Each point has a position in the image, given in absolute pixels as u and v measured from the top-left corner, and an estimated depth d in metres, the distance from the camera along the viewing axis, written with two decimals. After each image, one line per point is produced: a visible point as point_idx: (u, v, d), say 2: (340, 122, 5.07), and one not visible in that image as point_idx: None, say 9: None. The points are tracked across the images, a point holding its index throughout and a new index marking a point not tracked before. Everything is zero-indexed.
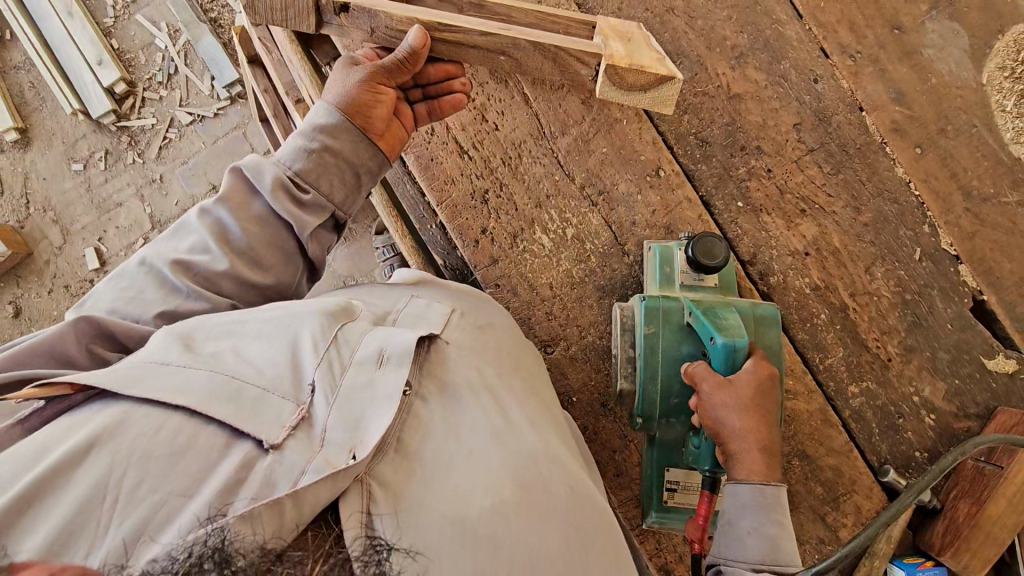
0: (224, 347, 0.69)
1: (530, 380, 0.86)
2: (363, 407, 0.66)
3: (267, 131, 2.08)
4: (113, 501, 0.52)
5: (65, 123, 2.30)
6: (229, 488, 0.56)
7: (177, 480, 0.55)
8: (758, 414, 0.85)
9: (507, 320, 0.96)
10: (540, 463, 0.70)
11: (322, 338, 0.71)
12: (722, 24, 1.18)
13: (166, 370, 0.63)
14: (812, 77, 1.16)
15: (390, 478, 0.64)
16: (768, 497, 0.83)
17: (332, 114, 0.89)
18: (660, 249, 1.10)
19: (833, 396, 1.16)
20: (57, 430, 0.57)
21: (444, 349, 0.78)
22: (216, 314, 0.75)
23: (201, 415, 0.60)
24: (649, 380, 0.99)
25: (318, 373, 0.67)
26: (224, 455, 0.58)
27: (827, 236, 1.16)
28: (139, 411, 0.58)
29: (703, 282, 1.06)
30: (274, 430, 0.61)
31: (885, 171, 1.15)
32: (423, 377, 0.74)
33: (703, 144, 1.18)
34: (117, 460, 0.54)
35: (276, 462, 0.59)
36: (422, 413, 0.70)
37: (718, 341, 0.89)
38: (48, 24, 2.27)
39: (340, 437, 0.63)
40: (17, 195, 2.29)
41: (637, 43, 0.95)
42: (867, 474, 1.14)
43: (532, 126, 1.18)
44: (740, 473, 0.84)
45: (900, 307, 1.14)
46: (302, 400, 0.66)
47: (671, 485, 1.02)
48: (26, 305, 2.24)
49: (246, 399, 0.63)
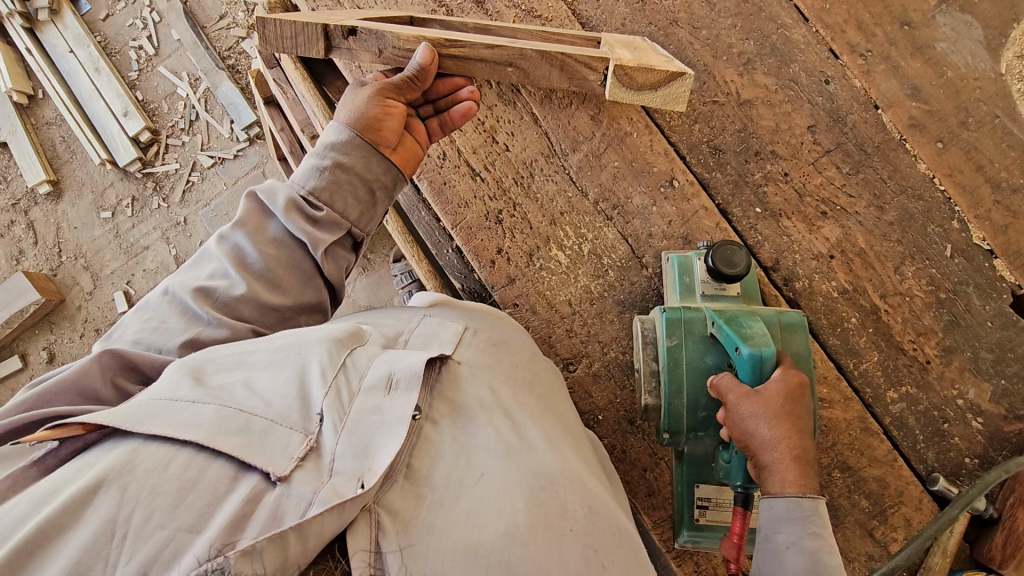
0: (235, 379, 0.69)
1: (547, 396, 0.84)
2: (372, 434, 0.65)
3: (285, 168, 2.12)
4: (123, 538, 0.51)
5: (95, 173, 2.39)
6: (236, 522, 0.54)
7: (186, 516, 0.54)
8: (789, 423, 0.82)
9: (524, 336, 0.94)
10: (556, 483, 0.68)
11: (330, 365, 0.70)
12: (726, 32, 1.18)
13: (176, 405, 0.63)
14: (823, 78, 1.15)
15: (399, 505, 0.62)
16: (806, 510, 0.79)
17: (348, 133, 0.90)
18: (678, 260, 1.09)
19: (871, 403, 1.10)
20: (70, 470, 0.57)
21: (456, 369, 0.77)
22: (228, 346, 0.75)
23: (210, 449, 0.59)
24: (674, 394, 0.96)
25: (326, 402, 0.66)
26: (230, 489, 0.57)
27: (851, 237, 1.12)
28: (148, 448, 0.58)
29: (725, 292, 1.04)
30: (281, 462, 0.61)
31: (907, 168, 1.12)
32: (434, 399, 0.73)
33: (716, 152, 1.16)
34: (127, 497, 0.53)
35: (284, 494, 0.58)
36: (432, 436, 0.69)
37: (744, 351, 0.86)
38: (77, 81, 2.38)
39: (349, 466, 0.62)
40: (50, 244, 2.37)
41: (650, 53, 0.96)
42: (914, 484, 1.08)
43: (542, 144, 1.18)
44: (773, 486, 0.81)
45: (935, 307, 1.10)
46: (310, 430, 0.65)
47: (701, 502, 0.99)
48: (59, 351, 2.30)
49: (253, 431, 0.62)
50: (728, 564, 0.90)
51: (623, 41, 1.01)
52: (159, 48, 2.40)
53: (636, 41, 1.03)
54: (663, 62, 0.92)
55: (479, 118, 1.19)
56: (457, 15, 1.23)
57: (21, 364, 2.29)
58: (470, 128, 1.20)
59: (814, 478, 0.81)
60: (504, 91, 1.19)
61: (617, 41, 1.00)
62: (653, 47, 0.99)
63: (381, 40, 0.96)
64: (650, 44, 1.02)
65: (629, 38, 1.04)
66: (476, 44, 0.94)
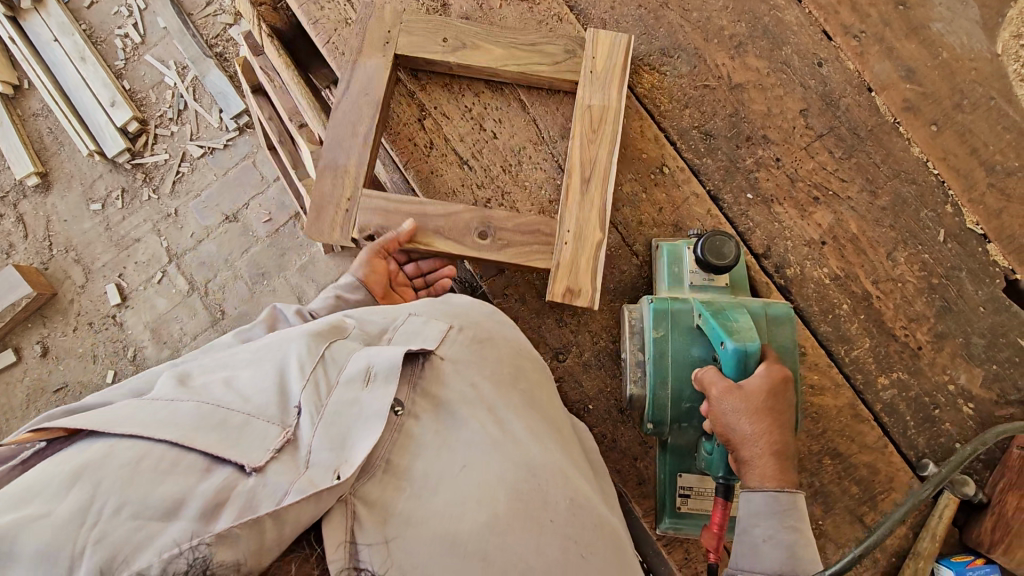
0: (217, 378, 0.69)
1: (534, 390, 0.83)
2: (350, 427, 0.65)
3: (276, 157, 2.10)
4: (93, 527, 0.50)
5: (83, 165, 2.37)
6: (210, 510, 0.54)
7: (158, 504, 0.53)
8: (771, 418, 0.82)
9: (516, 331, 0.91)
10: (540, 476, 0.68)
11: (308, 359, 0.70)
12: (718, 14, 1.16)
13: (157, 404, 0.63)
14: (816, 60, 1.14)
15: (376, 496, 0.62)
16: (784, 504, 0.80)
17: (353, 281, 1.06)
18: (669, 248, 1.08)
19: (861, 389, 1.09)
20: (44, 467, 0.56)
21: (439, 365, 0.76)
22: (214, 356, 0.75)
23: (183, 445, 0.58)
24: (659, 383, 0.97)
25: (303, 396, 0.66)
26: (204, 479, 0.56)
27: (844, 223, 1.11)
28: (123, 444, 0.57)
29: (713, 282, 1.03)
30: (257, 454, 0.60)
31: (901, 152, 1.12)
32: (416, 395, 0.72)
33: (707, 137, 1.14)
34: (99, 488, 0.53)
35: (259, 484, 0.58)
36: (414, 431, 0.68)
37: (728, 345, 0.86)
38: (62, 70, 2.34)
39: (325, 458, 0.61)
40: (40, 237, 2.35)
41: (594, 214, 1.05)
42: (904, 470, 1.07)
43: (530, 131, 1.16)
44: (753, 480, 0.82)
45: (927, 293, 1.09)
46: (288, 424, 0.65)
47: (683, 491, 0.99)
48: (52, 344, 2.30)
49: (230, 425, 0.62)
50: (709, 554, 0.91)
51: (587, 157, 1.07)
52: (146, 37, 2.37)
53: (605, 117, 1.08)
54: (591, 272, 1.03)
55: (467, 105, 1.18)
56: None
57: (16, 357, 2.28)
58: (457, 116, 1.17)
59: (794, 474, 0.83)
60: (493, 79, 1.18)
61: (578, 172, 1.07)
62: (606, 184, 1.06)
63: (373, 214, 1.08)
64: (610, 137, 1.08)
65: (601, 108, 1.09)
66: (448, 246, 1.06)
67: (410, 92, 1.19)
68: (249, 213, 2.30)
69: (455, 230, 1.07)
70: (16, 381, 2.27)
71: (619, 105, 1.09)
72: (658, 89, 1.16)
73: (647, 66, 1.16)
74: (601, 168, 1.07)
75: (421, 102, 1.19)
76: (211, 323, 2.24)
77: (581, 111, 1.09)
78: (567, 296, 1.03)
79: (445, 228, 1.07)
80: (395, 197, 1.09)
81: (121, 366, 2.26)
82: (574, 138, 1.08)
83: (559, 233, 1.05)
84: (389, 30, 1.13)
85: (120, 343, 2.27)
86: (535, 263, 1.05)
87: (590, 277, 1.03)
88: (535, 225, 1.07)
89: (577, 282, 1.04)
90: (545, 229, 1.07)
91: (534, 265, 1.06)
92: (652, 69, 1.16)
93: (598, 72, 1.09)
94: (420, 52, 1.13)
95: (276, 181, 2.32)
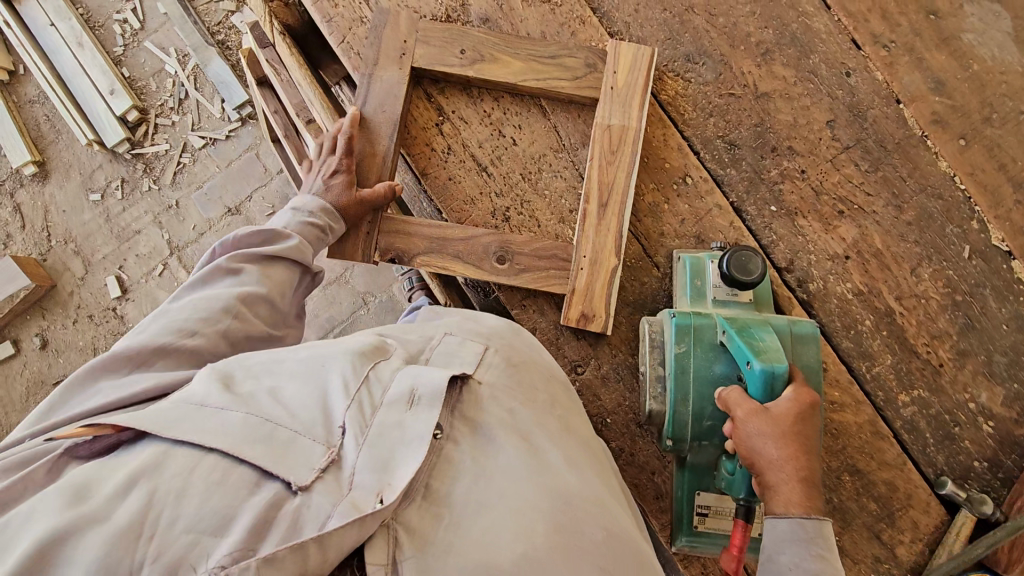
0: (262, 387, 0.68)
1: (569, 417, 0.82)
2: (393, 449, 0.63)
3: (280, 150, 2.06)
4: (149, 538, 0.51)
5: (82, 154, 2.32)
6: (258, 530, 0.54)
7: (212, 519, 0.54)
8: (797, 445, 0.82)
9: (547, 357, 0.92)
10: (577, 507, 0.67)
11: (353, 376, 0.68)
12: (745, 20, 1.13)
13: (206, 411, 0.62)
14: (844, 70, 1.12)
15: (416, 523, 0.61)
16: (810, 531, 0.78)
17: (316, 201, 1.01)
18: (690, 261, 1.06)
19: (882, 406, 1.09)
20: (100, 468, 0.57)
21: (476, 389, 0.75)
22: (256, 353, 0.74)
23: (234, 456, 0.58)
24: (679, 402, 0.96)
25: (348, 415, 0.65)
26: (254, 494, 0.56)
27: (868, 237, 1.10)
28: (178, 451, 0.58)
29: (738, 298, 1.02)
30: (303, 473, 0.60)
31: (927, 166, 1.10)
32: (455, 418, 0.71)
33: (732, 148, 1.12)
34: (156, 496, 0.54)
35: (304, 505, 0.58)
36: (453, 456, 0.67)
37: (755, 366, 0.85)
38: (59, 56, 2.28)
39: (370, 480, 0.60)
40: (38, 228, 2.30)
41: (610, 240, 1.07)
42: (923, 488, 1.07)
43: (550, 138, 1.14)
44: (778, 507, 0.80)
45: (950, 309, 1.08)
46: (333, 442, 0.63)
47: (701, 510, 1.00)
48: (51, 337, 2.27)
49: (277, 441, 0.61)
50: None
51: (606, 177, 1.08)
52: (145, 22, 2.31)
53: (625, 135, 1.08)
54: (605, 299, 1.06)
55: (486, 110, 1.15)
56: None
57: (14, 350, 2.25)
58: (476, 121, 1.14)
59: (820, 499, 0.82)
60: None
61: (597, 192, 1.08)
62: (624, 207, 1.07)
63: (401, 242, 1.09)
64: (628, 159, 1.08)
65: (621, 127, 1.08)
66: (466, 270, 1.08)
67: (427, 96, 1.16)
68: (252, 206, 2.26)
69: (474, 253, 1.08)
70: (15, 374, 2.24)
71: (640, 124, 1.08)
72: (682, 97, 1.13)
73: (670, 73, 1.13)
74: (619, 189, 1.07)
75: (439, 106, 1.16)
76: None
77: (600, 131, 1.09)
78: (582, 320, 1.06)
79: (464, 251, 1.08)
80: (414, 220, 1.09)
81: None
82: (592, 155, 1.08)
83: (575, 260, 1.07)
84: (407, 38, 1.11)
85: (121, 337, 2.24)
86: (553, 287, 1.07)
87: (604, 303, 1.06)
88: (553, 250, 1.08)
89: (592, 307, 1.07)
90: (563, 253, 1.08)
91: (551, 288, 1.07)
92: (676, 76, 1.13)
93: (619, 88, 1.09)
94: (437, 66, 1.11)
95: (280, 174, 2.28)
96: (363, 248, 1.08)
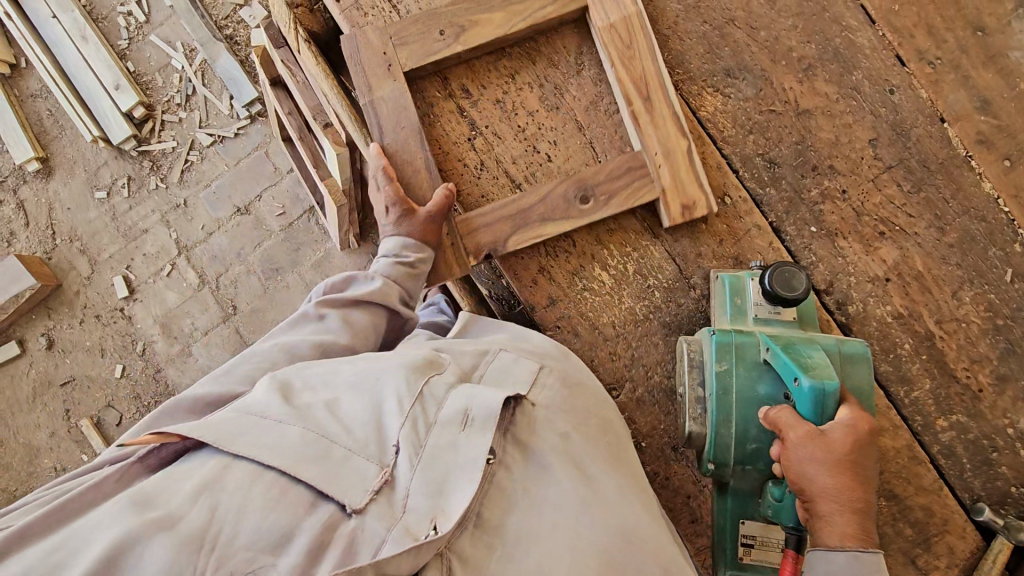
0: (320, 400, 0.75)
1: (617, 444, 0.86)
2: (445, 472, 0.68)
3: (292, 150, 2.02)
4: (212, 552, 0.57)
5: (87, 151, 2.26)
6: (315, 553, 0.60)
7: (272, 537, 0.59)
8: (851, 473, 0.80)
9: (595, 381, 0.95)
10: (625, 543, 0.72)
11: (408, 394, 0.74)
12: (787, 34, 1.10)
13: (264, 423, 0.69)
14: (888, 87, 1.09)
15: (469, 553, 0.66)
16: (867, 564, 0.78)
17: (397, 241, 1.02)
18: (730, 280, 1.04)
19: (919, 431, 1.08)
20: (168, 478, 0.64)
21: (531, 411, 0.80)
22: (314, 365, 0.81)
23: (292, 475, 0.64)
24: (721, 423, 0.94)
25: (402, 434, 0.70)
26: (311, 513, 0.62)
27: (910, 259, 1.08)
28: (237, 464, 0.64)
29: (780, 315, 0.99)
30: (358, 495, 0.65)
31: (971, 187, 1.08)
32: (507, 442, 0.76)
33: (772, 166, 1.10)
34: (217, 511, 0.59)
35: (359, 527, 0.63)
36: (506, 485, 0.73)
37: (805, 383, 0.83)
38: (62, 50, 2.22)
39: (422, 504, 0.66)
40: (42, 226, 2.26)
41: (671, 122, 1.06)
42: (959, 513, 1.06)
43: (586, 154, 1.11)
44: (832, 539, 0.80)
45: (991, 334, 1.06)
46: (386, 462, 0.69)
47: (746, 541, 0.97)
48: (58, 337, 2.23)
49: (333, 459, 0.67)
50: None
51: (632, 72, 1.06)
52: (150, 15, 2.24)
53: (634, 29, 1.07)
54: (695, 178, 1.06)
55: (520, 124, 1.12)
56: None
57: (20, 350, 2.21)
58: (509, 136, 1.11)
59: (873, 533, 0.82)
60: (548, 96, 1.11)
61: (632, 88, 1.06)
62: (664, 84, 1.06)
63: (482, 225, 1.07)
64: (645, 44, 1.06)
65: (622, 20, 1.06)
66: (560, 227, 1.06)
67: (459, 107, 1.12)
68: (262, 206, 2.22)
69: (558, 208, 1.07)
70: (21, 374, 2.21)
71: (640, 8, 1.07)
72: (722, 113, 1.10)
73: (710, 87, 1.10)
74: (650, 71, 1.06)
75: (471, 118, 1.12)
76: (222, 319, 2.18)
77: (607, 33, 1.07)
78: (688, 213, 1.06)
79: (550, 212, 1.07)
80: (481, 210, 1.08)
81: (130, 361, 2.20)
82: (612, 64, 1.06)
83: (650, 161, 1.05)
84: (386, 49, 1.07)
85: (129, 338, 2.20)
86: (645, 196, 1.06)
87: (697, 183, 1.06)
88: (627, 166, 1.06)
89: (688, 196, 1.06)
90: (636, 163, 1.06)
91: (644, 197, 1.06)
92: (716, 91, 1.11)
93: None
94: (427, 62, 1.08)
95: (290, 173, 2.23)
96: (455, 258, 1.07)
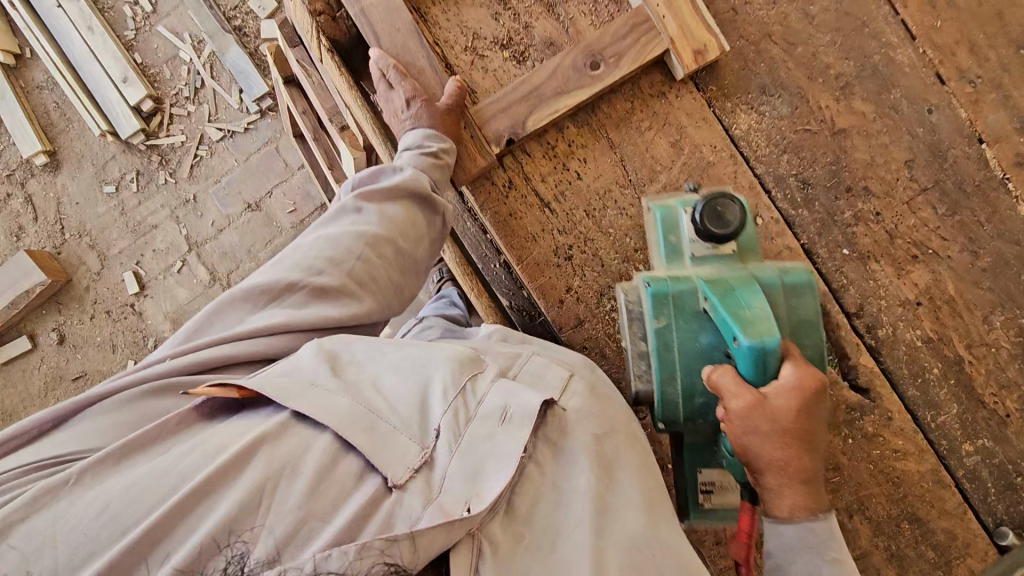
0: (367, 377, 0.75)
1: (636, 442, 0.83)
2: (482, 459, 0.69)
3: (304, 148, 1.99)
4: (266, 511, 0.60)
5: (94, 144, 2.23)
6: (359, 519, 0.62)
7: (320, 504, 0.62)
8: (799, 443, 0.73)
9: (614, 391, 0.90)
10: (649, 544, 0.71)
11: (451, 385, 0.74)
12: (825, 50, 1.07)
13: (316, 390, 0.70)
14: (926, 107, 1.06)
15: (500, 539, 0.67)
16: (820, 535, 0.75)
17: (416, 132, 1.03)
18: (661, 213, 0.93)
19: (945, 454, 1.07)
20: (237, 427, 0.68)
21: (562, 415, 0.79)
22: (362, 340, 0.81)
23: (345, 441, 0.66)
24: (667, 382, 0.86)
25: (445, 419, 0.71)
26: (359, 486, 0.64)
27: (941, 282, 1.06)
28: (297, 426, 0.67)
29: (717, 251, 0.88)
30: (400, 470, 0.66)
31: (1007, 211, 1.06)
32: (539, 440, 0.76)
33: (805, 186, 1.08)
34: (274, 467, 0.63)
35: (398, 502, 0.64)
36: (536, 479, 0.73)
37: (743, 343, 0.74)
38: (68, 41, 2.17)
39: (458, 486, 0.66)
40: (51, 220, 2.23)
41: None
42: (981, 536, 1.06)
43: (617, 172, 1.09)
44: (782, 512, 0.75)
45: (1021, 359, 1.05)
46: (427, 443, 0.69)
47: (706, 488, 0.93)
48: (69, 332, 2.22)
49: (378, 432, 0.68)
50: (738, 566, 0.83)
51: None
52: (157, 5, 2.19)
53: None
54: (701, 22, 1.04)
55: (550, 141, 1.10)
56: (525, 19, 1.10)
57: (31, 345, 2.21)
58: (539, 155, 1.10)
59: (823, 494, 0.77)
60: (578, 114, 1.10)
61: None
62: None
63: (500, 112, 1.07)
64: None
65: None
66: (574, 99, 1.05)
67: None
68: (273, 203, 2.20)
69: (569, 79, 1.05)
70: (33, 369, 2.21)
71: None
72: (755, 131, 1.09)
73: (744, 105, 1.09)
74: None
75: None
76: None
77: None
78: (700, 57, 1.04)
79: (564, 85, 1.06)
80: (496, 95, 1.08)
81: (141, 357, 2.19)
82: None
83: (653, 14, 1.04)
84: None
85: (140, 334, 2.20)
86: (655, 51, 1.05)
87: (706, 30, 1.04)
88: (630, 23, 1.05)
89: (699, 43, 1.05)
90: (640, 19, 1.05)
91: (654, 50, 1.05)
92: (750, 109, 1.09)
93: None
94: None
95: (302, 169, 2.20)
96: (480, 154, 1.08)
